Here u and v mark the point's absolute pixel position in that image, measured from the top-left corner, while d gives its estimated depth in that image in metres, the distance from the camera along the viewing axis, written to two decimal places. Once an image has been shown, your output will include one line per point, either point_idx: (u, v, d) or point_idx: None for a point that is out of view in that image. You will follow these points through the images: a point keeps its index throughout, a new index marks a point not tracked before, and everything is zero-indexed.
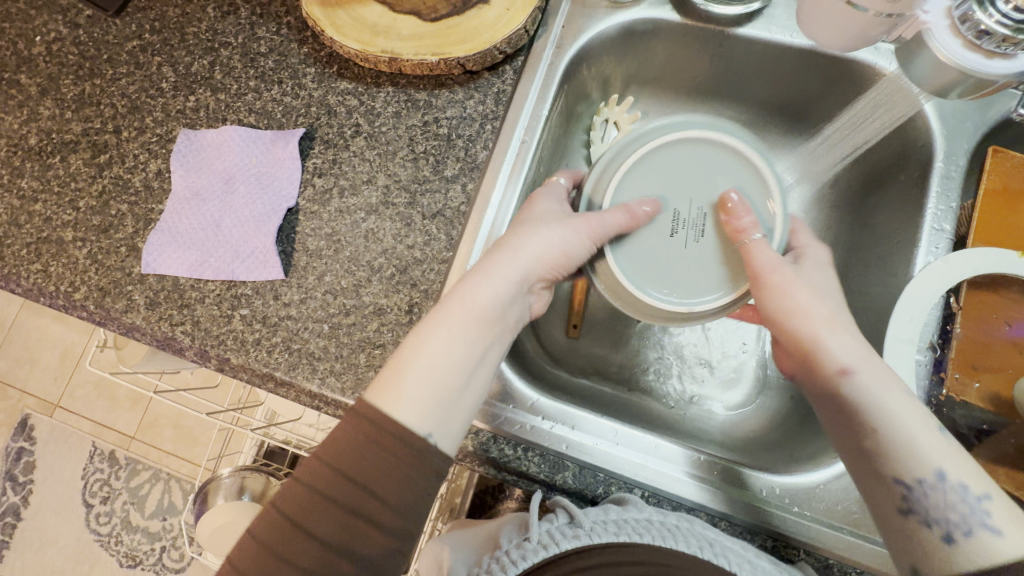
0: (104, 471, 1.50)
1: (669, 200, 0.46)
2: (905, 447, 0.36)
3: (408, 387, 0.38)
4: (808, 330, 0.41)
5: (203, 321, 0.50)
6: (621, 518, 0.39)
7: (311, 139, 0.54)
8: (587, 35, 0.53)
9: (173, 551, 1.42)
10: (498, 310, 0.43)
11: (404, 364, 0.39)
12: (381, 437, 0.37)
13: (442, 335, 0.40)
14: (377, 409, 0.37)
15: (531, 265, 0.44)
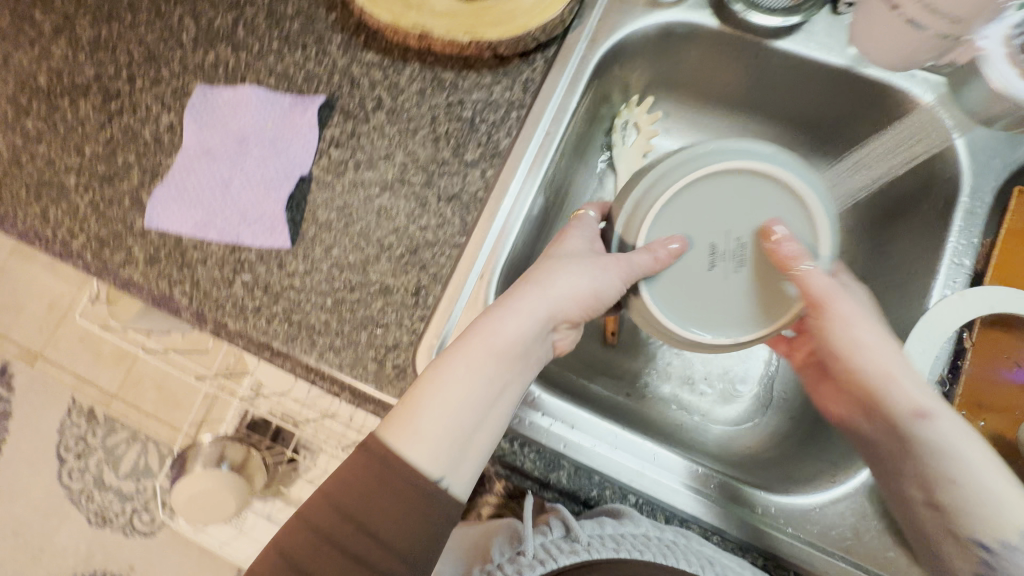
0: (82, 426, 1.48)
1: (705, 230, 0.43)
2: (978, 494, 0.35)
3: (421, 426, 0.39)
4: (884, 372, 0.40)
5: (203, 282, 0.49)
6: (618, 533, 0.39)
7: (330, 108, 0.52)
8: (623, 31, 0.52)
9: (144, 514, 1.40)
10: (515, 349, 0.41)
11: (419, 401, 0.39)
12: (391, 475, 0.38)
13: (462, 371, 0.40)
14: (389, 447, 0.38)
15: (557, 307, 0.43)
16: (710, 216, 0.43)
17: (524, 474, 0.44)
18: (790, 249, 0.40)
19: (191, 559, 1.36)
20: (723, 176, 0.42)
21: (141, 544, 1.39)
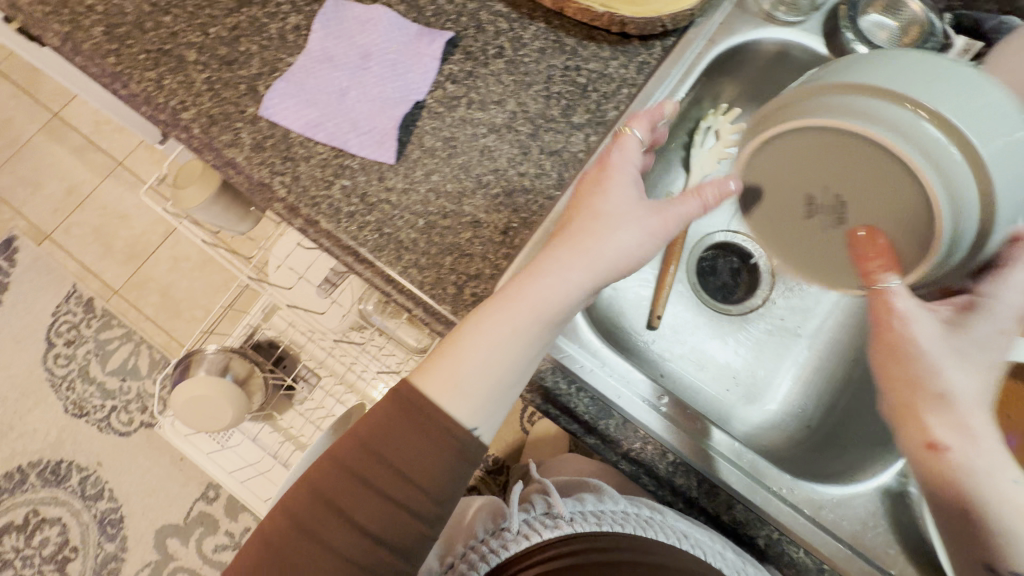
0: (77, 315, 1.46)
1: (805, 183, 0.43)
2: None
3: (460, 380, 0.41)
4: (924, 408, 0.38)
5: (304, 179, 0.51)
6: (599, 510, 0.53)
7: (453, 46, 0.55)
8: (738, 38, 0.56)
9: (123, 414, 1.39)
10: (564, 312, 0.42)
11: (461, 353, 0.41)
12: (425, 421, 0.40)
13: (507, 327, 0.41)
14: (425, 395, 0.41)
15: (602, 272, 0.42)
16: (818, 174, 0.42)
17: (572, 417, 0.47)
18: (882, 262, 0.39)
19: (161, 468, 1.35)
20: (835, 134, 0.39)
21: (112, 443, 1.37)
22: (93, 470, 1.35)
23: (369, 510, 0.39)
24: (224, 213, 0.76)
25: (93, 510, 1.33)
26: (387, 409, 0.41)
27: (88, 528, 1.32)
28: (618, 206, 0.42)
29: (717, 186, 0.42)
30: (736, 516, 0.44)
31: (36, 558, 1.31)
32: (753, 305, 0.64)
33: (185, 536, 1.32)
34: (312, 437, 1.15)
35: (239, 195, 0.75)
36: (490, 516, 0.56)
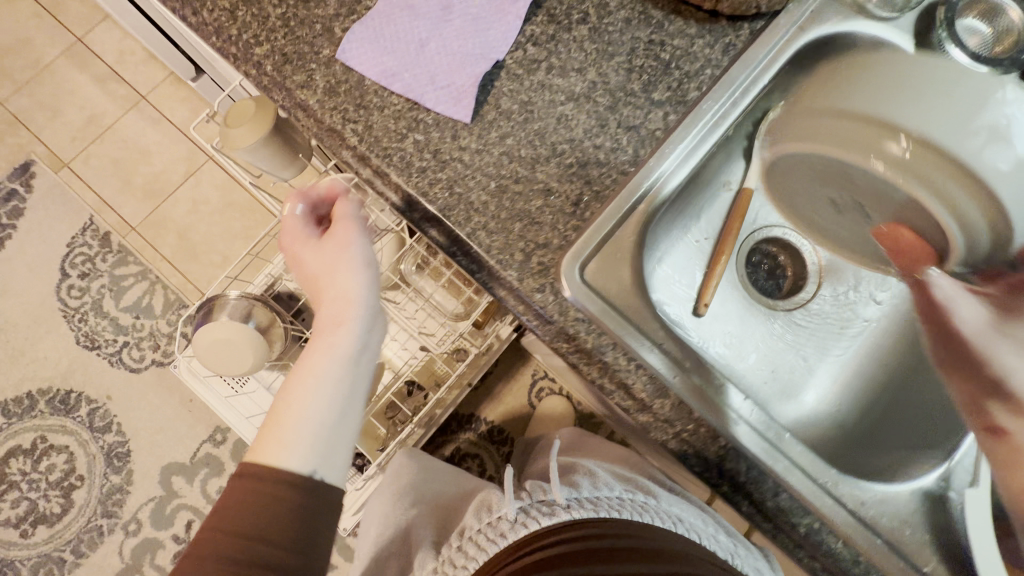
0: (92, 247, 1.44)
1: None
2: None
3: (287, 437, 0.47)
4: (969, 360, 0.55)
5: (376, 128, 0.50)
6: (596, 498, 0.61)
7: (537, 7, 0.53)
8: (828, 28, 0.54)
9: (135, 351, 1.39)
10: (357, 348, 0.51)
11: (284, 419, 0.48)
12: (265, 483, 0.46)
13: (297, 385, 0.49)
14: (261, 464, 0.47)
15: (366, 304, 0.53)
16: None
17: (628, 394, 0.47)
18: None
19: (170, 408, 1.37)
20: None
21: (122, 379, 1.38)
22: (103, 403, 1.36)
23: None
24: (271, 157, 0.74)
25: (100, 441, 1.35)
26: (234, 486, 0.46)
27: (95, 458, 1.34)
28: (354, 283, 0.53)
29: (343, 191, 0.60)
30: (781, 503, 0.46)
31: (42, 483, 1.33)
32: (788, 306, 0.65)
33: (190, 475, 1.34)
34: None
35: (288, 141, 0.74)
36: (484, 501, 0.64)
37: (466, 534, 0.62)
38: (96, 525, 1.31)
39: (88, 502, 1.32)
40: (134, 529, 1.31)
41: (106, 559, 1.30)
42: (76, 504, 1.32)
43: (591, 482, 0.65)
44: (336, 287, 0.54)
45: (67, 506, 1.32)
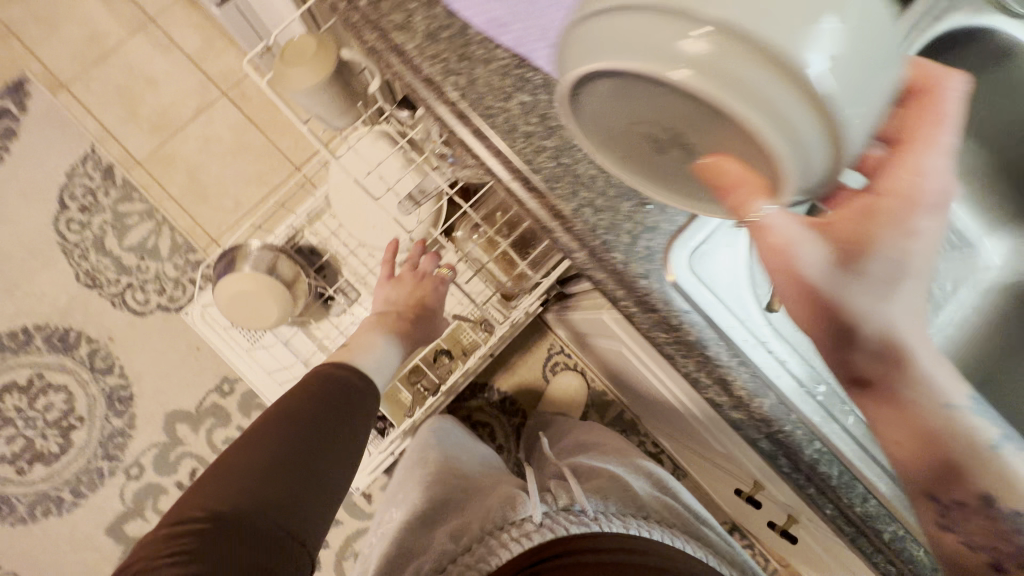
0: (93, 180, 1.35)
1: (640, 108, 0.30)
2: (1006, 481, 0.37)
3: (370, 346, 0.81)
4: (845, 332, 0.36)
5: (480, 84, 0.46)
6: (618, 516, 0.70)
7: None
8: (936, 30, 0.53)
9: (139, 293, 1.33)
10: (418, 320, 0.86)
11: (373, 339, 0.82)
12: (350, 374, 0.75)
13: (383, 348, 0.81)
14: (350, 357, 0.78)
15: (430, 297, 0.88)
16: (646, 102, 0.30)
17: (724, 389, 0.46)
18: (758, 192, 0.31)
19: (175, 354, 1.33)
20: (661, 113, 0.30)
21: (125, 321, 1.32)
22: (104, 345, 1.31)
23: (290, 441, 0.63)
24: (326, 103, 0.74)
25: (101, 383, 1.30)
26: (323, 370, 0.74)
27: (95, 400, 1.30)
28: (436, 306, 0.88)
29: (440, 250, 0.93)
30: (868, 509, 0.46)
31: (39, 421, 1.29)
32: None
33: (196, 424, 1.32)
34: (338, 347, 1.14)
35: (344, 83, 0.73)
36: (505, 502, 0.71)
37: (469, 534, 0.69)
38: (97, 467, 1.28)
39: (88, 444, 1.29)
40: (136, 473, 1.29)
41: (107, 501, 1.28)
42: (76, 445, 1.29)
43: (611, 493, 0.75)
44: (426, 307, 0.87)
45: (66, 446, 1.28)
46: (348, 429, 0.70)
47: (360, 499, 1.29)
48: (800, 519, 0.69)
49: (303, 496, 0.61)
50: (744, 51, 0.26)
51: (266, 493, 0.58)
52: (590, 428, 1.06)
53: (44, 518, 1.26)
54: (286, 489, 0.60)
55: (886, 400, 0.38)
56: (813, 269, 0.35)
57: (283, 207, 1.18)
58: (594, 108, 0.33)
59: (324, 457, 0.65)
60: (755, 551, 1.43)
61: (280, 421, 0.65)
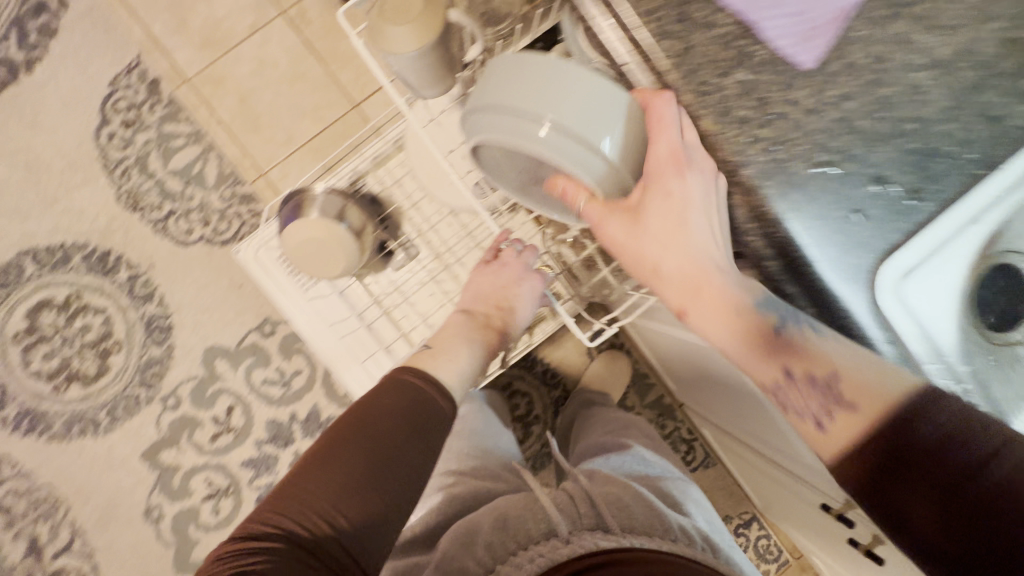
0: (137, 93, 1.26)
1: (513, 165, 0.49)
2: (810, 356, 0.41)
3: (449, 355, 0.72)
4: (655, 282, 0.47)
5: (698, 52, 0.40)
6: (649, 529, 0.66)
7: None
8: None
9: (182, 221, 1.27)
10: (501, 332, 0.77)
11: (457, 345, 0.74)
12: (423, 386, 0.67)
13: (464, 355, 0.73)
14: (422, 367, 0.69)
15: (521, 305, 0.77)
16: (513, 156, 0.47)
17: None
18: (569, 191, 0.46)
19: (217, 289, 1.29)
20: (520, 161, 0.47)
21: (167, 249, 1.27)
22: (145, 271, 1.27)
23: (358, 464, 0.59)
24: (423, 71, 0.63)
25: (140, 310, 1.27)
26: (394, 379, 0.67)
27: (134, 327, 1.27)
28: (523, 306, 0.77)
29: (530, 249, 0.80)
30: None
31: (76, 342, 1.26)
32: None
33: (235, 361, 1.29)
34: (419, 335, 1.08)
35: (444, 48, 0.60)
36: (525, 509, 0.71)
37: (476, 545, 0.68)
38: (133, 394, 1.27)
39: (125, 369, 1.27)
40: (173, 404, 1.28)
41: (142, 428, 1.27)
42: (113, 369, 1.26)
43: (636, 509, 0.69)
44: (512, 308, 0.77)
45: (102, 369, 1.26)
46: (426, 442, 0.64)
47: None
48: (883, 539, 0.70)
49: (379, 517, 0.58)
50: (533, 122, 0.42)
51: (335, 516, 0.56)
52: (614, 424, 1.04)
53: (79, 437, 1.26)
54: (363, 510, 0.57)
55: (710, 332, 0.45)
56: (616, 237, 0.46)
57: (352, 152, 1.10)
58: (503, 179, 0.53)
59: (396, 475, 0.60)
60: (769, 541, 1.45)
61: (347, 438, 0.61)
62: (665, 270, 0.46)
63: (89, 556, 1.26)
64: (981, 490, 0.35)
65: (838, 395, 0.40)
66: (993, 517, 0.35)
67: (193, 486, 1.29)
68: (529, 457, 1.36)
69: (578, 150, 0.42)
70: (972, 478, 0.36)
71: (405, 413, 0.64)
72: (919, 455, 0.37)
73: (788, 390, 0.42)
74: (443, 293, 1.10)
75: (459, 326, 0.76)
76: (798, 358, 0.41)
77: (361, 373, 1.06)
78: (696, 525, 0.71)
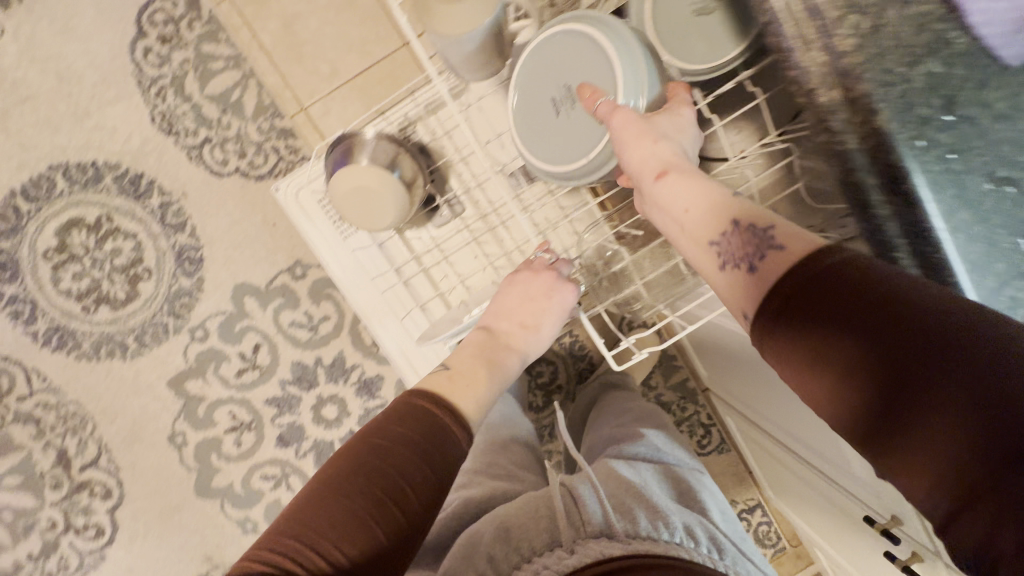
0: (176, 7, 1.19)
1: (554, 79, 0.71)
2: (749, 212, 0.52)
3: (464, 377, 0.63)
4: (646, 167, 0.60)
5: (885, 33, 0.36)
6: (662, 539, 0.56)
7: None
8: None
9: (218, 150, 1.23)
10: (527, 354, 0.70)
11: (485, 364, 0.66)
12: (439, 410, 0.58)
13: (485, 378, 0.64)
14: (433, 392, 0.60)
15: (551, 323, 0.70)
16: (560, 72, 0.71)
17: None
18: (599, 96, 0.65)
19: (250, 226, 1.25)
20: (577, 64, 0.68)
21: (201, 178, 1.23)
22: (177, 200, 1.23)
23: (362, 494, 0.49)
24: (465, 57, 0.71)
25: (171, 239, 1.24)
26: (405, 403, 0.58)
27: (165, 255, 1.25)
28: (550, 322, 0.70)
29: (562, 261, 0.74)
30: None
31: (107, 265, 1.24)
32: None
33: (264, 301, 1.28)
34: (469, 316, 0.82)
35: (493, 34, 0.69)
36: (527, 516, 0.62)
37: (478, 557, 0.59)
38: (162, 322, 1.26)
39: (154, 297, 1.26)
40: (200, 336, 1.28)
41: (169, 356, 1.28)
42: (142, 296, 1.25)
43: (641, 512, 0.60)
44: (539, 325, 0.70)
45: (131, 295, 1.25)
46: (443, 473, 0.54)
47: None
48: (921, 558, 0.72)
49: (383, 556, 0.48)
50: (614, 44, 0.65)
51: (331, 556, 0.46)
52: (627, 416, 0.96)
53: (106, 359, 1.26)
54: (366, 544, 0.47)
55: (685, 216, 0.56)
56: (627, 125, 0.62)
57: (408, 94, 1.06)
58: (527, 97, 0.74)
59: (407, 507, 0.50)
60: (769, 529, 1.47)
61: (352, 465, 0.51)
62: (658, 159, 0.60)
63: (113, 474, 1.29)
64: (953, 343, 0.35)
65: (772, 236, 0.48)
66: (965, 366, 0.34)
67: (216, 417, 1.30)
68: (547, 424, 1.37)
69: (620, 66, 0.64)
70: (939, 333, 0.36)
71: (422, 438, 0.54)
72: (873, 313, 0.38)
73: (731, 234, 0.52)
74: (485, 256, 1.06)
75: (483, 343, 0.68)
76: (743, 211, 0.52)
77: (396, 330, 1.03)
78: (703, 521, 0.62)
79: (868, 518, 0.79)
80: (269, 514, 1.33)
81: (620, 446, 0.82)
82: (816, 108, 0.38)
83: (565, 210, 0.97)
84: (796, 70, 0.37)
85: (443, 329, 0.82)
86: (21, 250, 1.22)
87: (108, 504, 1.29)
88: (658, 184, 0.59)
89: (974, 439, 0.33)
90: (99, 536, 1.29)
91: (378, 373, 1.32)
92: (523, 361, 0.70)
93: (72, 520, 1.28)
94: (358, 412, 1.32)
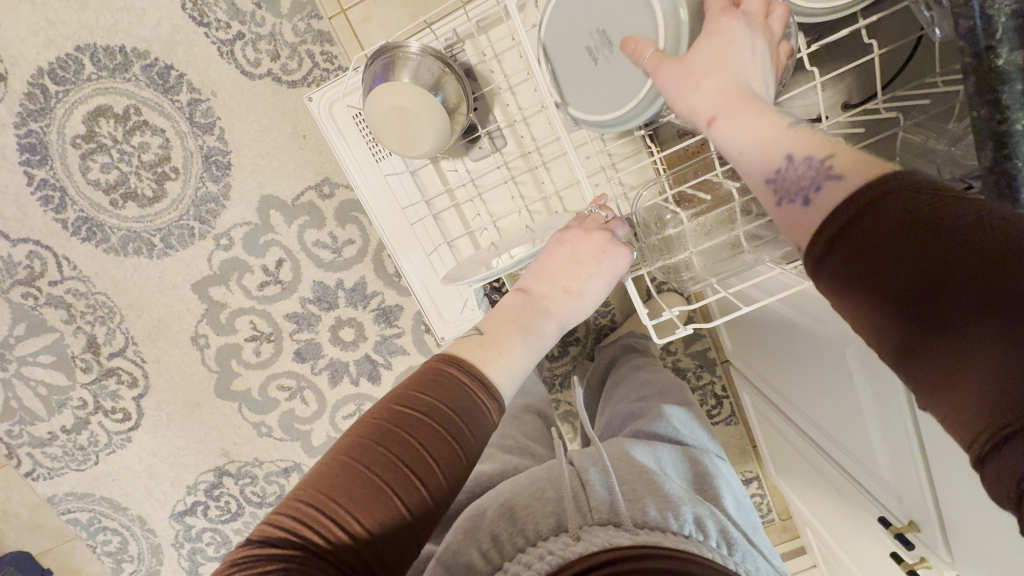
0: None
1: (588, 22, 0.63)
2: (801, 139, 0.44)
3: (491, 344, 0.61)
4: (699, 112, 0.51)
5: None
6: (671, 534, 0.52)
7: None
8: None
9: (250, 49, 1.15)
10: (573, 318, 0.70)
11: (528, 326, 0.64)
12: (467, 376, 0.56)
13: (519, 345, 0.62)
14: (458, 358, 0.57)
15: (599, 289, 0.70)
16: (594, 16, 0.63)
17: None
18: (648, 43, 0.57)
19: (280, 135, 1.20)
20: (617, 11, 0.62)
21: (231, 78, 1.16)
22: (207, 98, 1.18)
23: (382, 465, 0.48)
24: None
25: (200, 140, 1.20)
26: (435, 364, 0.57)
27: (193, 157, 1.21)
28: (597, 285, 0.69)
29: (616, 224, 0.72)
30: None
31: (134, 159, 1.21)
32: None
33: (290, 216, 1.25)
34: (501, 263, 0.74)
35: None
36: (533, 499, 0.60)
37: (481, 533, 0.58)
38: (188, 225, 1.25)
39: (181, 199, 1.23)
40: (225, 245, 1.27)
41: (194, 260, 1.28)
42: (169, 196, 1.23)
43: (650, 501, 0.57)
44: (583, 290, 0.69)
45: (159, 194, 1.23)
46: (468, 447, 0.52)
47: (431, 338, 1.33)
48: (931, 566, 0.71)
49: (403, 529, 0.47)
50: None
51: (351, 524, 0.46)
52: (649, 388, 0.94)
53: (134, 256, 1.27)
54: (389, 516, 0.47)
55: (740, 154, 0.48)
56: (672, 77, 0.53)
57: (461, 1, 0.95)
58: (557, 46, 0.67)
59: (431, 482, 0.49)
60: (762, 500, 1.49)
61: (374, 433, 0.50)
62: (706, 99, 0.50)
63: (139, 365, 1.34)
64: (956, 274, 0.31)
65: (830, 167, 0.41)
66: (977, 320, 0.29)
67: (238, 325, 1.32)
68: (559, 374, 1.35)
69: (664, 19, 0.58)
70: (972, 250, 0.31)
71: (447, 408, 0.52)
72: (868, 248, 0.35)
73: (786, 170, 0.44)
74: (521, 198, 1.01)
75: (520, 307, 0.67)
76: (800, 140, 0.44)
77: (421, 264, 1.00)
78: (714, 512, 0.58)
79: (882, 518, 0.78)
80: (283, 422, 1.38)
81: (639, 422, 0.81)
82: (990, 70, 0.37)
83: (615, 158, 0.90)
84: (976, 20, 0.37)
85: (471, 273, 0.76)
86: (49, 133, 1.19)
87: (134, 392, 1.35)
88: (710, 134, 0.50)
89: (983, 387, 0.29)
90: (126, 420, 1.37)
91: (397, 303, 1.31)
92: (569, 322, 0.70)
93: (101, 402, 1.35)
94: (375, 338, 1.33)
